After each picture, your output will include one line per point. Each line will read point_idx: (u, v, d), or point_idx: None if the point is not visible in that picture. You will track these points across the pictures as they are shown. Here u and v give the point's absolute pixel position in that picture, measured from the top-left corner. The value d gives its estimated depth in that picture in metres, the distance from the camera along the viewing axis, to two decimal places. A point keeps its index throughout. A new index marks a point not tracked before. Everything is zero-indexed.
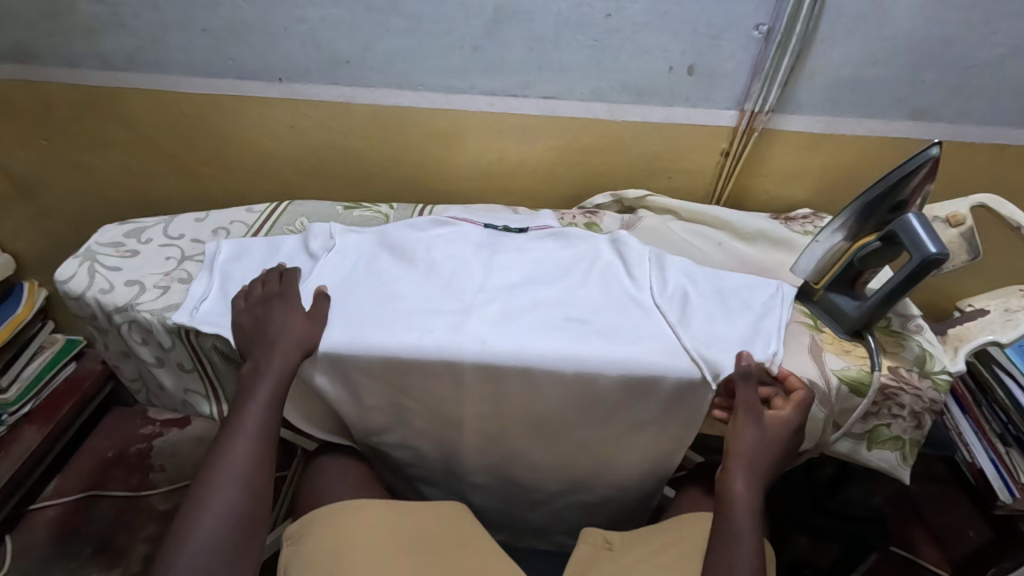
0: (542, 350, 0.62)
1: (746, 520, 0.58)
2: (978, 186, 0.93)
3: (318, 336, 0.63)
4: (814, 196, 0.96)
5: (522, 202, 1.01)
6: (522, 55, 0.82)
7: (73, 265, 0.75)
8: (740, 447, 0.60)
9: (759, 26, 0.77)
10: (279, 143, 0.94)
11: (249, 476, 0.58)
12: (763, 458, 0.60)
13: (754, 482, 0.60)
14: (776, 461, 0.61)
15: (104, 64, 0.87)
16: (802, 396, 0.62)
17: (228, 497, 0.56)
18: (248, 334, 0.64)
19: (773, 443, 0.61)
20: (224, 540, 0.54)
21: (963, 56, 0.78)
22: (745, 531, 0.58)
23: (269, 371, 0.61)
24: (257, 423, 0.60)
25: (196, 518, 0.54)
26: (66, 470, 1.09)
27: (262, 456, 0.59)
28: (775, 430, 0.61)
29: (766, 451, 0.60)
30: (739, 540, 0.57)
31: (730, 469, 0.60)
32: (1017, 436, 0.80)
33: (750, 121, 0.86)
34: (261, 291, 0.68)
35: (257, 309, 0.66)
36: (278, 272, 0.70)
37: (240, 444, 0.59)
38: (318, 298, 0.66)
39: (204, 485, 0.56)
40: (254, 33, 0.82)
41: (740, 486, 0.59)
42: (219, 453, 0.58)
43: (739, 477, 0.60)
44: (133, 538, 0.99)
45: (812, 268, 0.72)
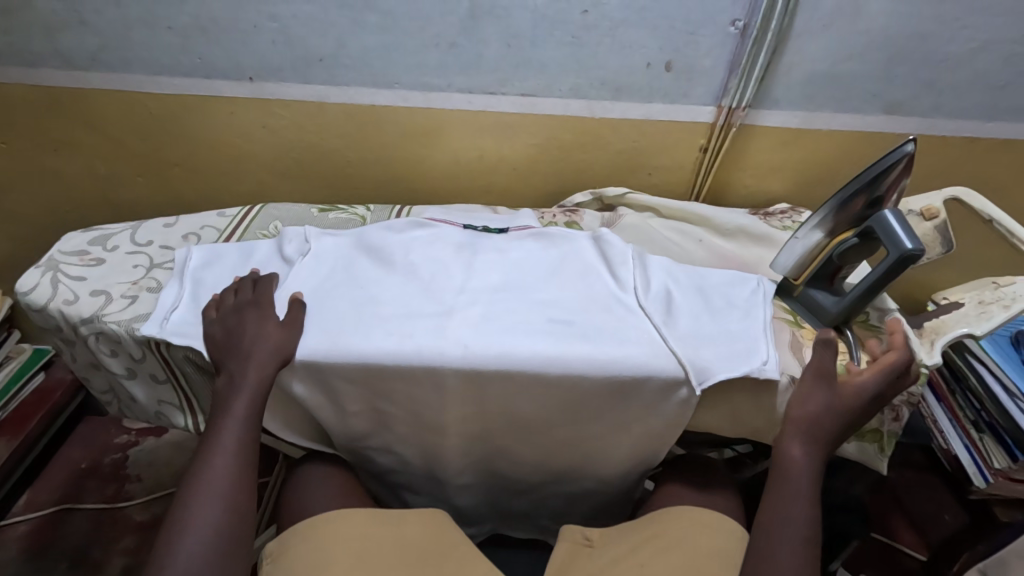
0: (525, 353, 0.61)
1: (800, 484, 0.59)
2: (952, 179, 0.94)
3: (294, 344, 0.61)
4: (792, 191, 0.97)
5: (501, 200, 0.99)
6: (499, 52, 0.81)
7: (35, 276, 0.72)
8: (803, 412, 0.61)
9: (736, 22, 0.76)
10: (251, 144, 0.92)
11: (230, 490, 0.56)
12: (825, 424, 0.61)
13: (817, 451, 0.61)
14: (842, 430, 0.61)
15: (65, 63, 0.84)
16: (890, 359, 0.62)
17: (209, 515, 0.54)
18: (221, 345, 0.62)
19: (844, 410, 0.61)
20: (205, 558, 0.52)
21: (933, 51, 0.79)
22: (798, 492, 0.59)
23: (245, 382, 0.60)
24: (235, 437, 0.58)
25: (178, 537, 0.53)
26: (37, 483, 1.04)
27: (244, 469, 0.58)
28: (850, 396, 0.61)
29: (831, 419, 0.61)
30: (788, 502, 0.59)
31: (787, 435, 0.61)
32: (990, 423, 0.81)
33: (727, 117, 0.86)
34: (233, 300, 0.66)
35: (231, 318, 0.64)
36: (251, 280, 0.68)
37: (218, 458, 0.57)
38: (293, 304, 0.64)
39: (184, 504, 0.55)
40: (221, 31, 0.79)
41: (797, 451, 0.61)
42: (198, 471, 0.57)
43: (798, 442, 0.61)
44: (110, 550, 0.96)
45: (792, 264, 0.72)
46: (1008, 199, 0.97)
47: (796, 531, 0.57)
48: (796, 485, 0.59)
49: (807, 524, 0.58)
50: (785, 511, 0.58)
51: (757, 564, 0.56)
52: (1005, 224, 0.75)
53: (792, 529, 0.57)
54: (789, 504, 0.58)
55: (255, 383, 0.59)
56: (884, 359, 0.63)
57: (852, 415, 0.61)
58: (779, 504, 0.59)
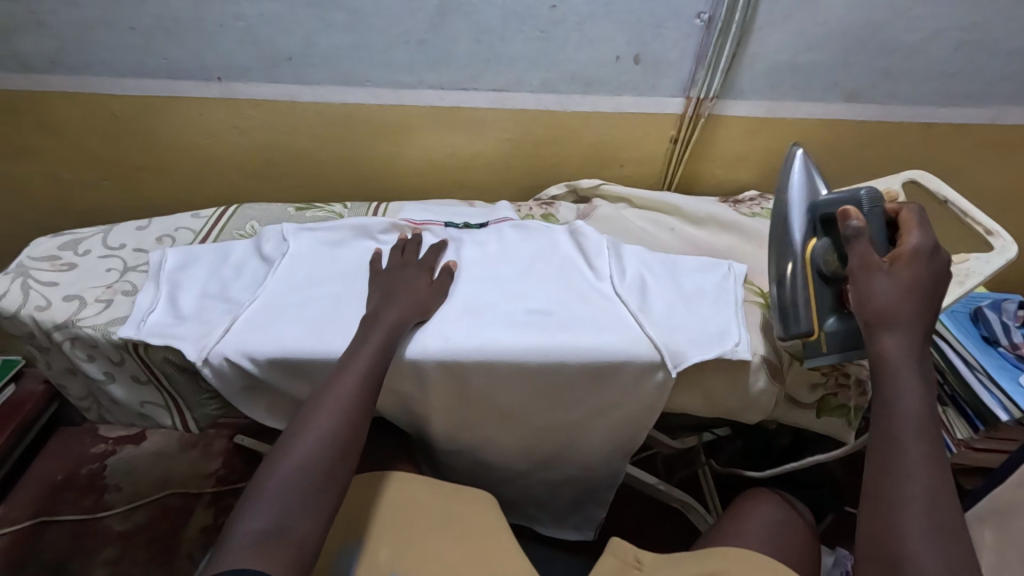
0: (505, 343, 0.62)
1: (908, 370, 0.51)
2: (910, 164, 0.98)
3: (434, 305, 0.65)
4: (760, 179, 1.00)
5: (477, 195, 1.01)
6: (469, 48, 0.81)
7: (4, 282, 0.71)
8: (878, 300, 0.54)
9: (701, 15, 0.78)
10: (222, 145, 0.91)
11: (337, 431, 0.54)
12: (907, 304, 0.53)
13: (913, 336, 0.53)
14: (923, 307, 0.54)
15: (25, 67, 0.82)
16: (910, 213, 0.58)
17: (309, 444, 0.53)
18: (377, 300, 0.64)
19: (913, 285, 0.54)
20: (290, 492, 0.50)
21: (884, 40, 0.82)
22: (907, 378, 0.51)
23: (383, 322, 0.61)
24: (353, 378, 0.57)
25: (272, 464, 0.51)
26: (12, 497, 0.99)
27: (356, 411, 0.56)
28: (910, 262, 0.55)
29: (906, 296, 0.54)
30: (900, 401, 0.51)
31: (875, 328, 0.54)
32: (953, 396, 0.84)
33: (696, 108, 0.88)
34: (399, 258, 0.70)
35: (392, 273, 0.68)
36: (417, 242, 0.73)
37: (331, 399, 0.55)
38: (444, 273, 0.68)
39: (290, 432, 0.54)
40: (186, 30, 0.78)
41: (893, 338, 0.53)
42: (311, 404, 0.56)
43: (895, 332, 0.53)
44: (90, 562, 0.91)
45: (799, 316, 0.61)
46: (962, 181, 1.01)
47: (922, 430, 0.49)
48: (901, 372, 0.51)
49: (927, 420, 0.50)
50: (898, 411, 0.50)
51: (878, 456, 0.50)
52: (957, 203, 0.80)
53: (913, 426, 0.49)
54: (902, 401, 0.50)
55: (389, 327, 0.60)
56: (908, 221, 0.58)
57: (921, 282, 0.55)
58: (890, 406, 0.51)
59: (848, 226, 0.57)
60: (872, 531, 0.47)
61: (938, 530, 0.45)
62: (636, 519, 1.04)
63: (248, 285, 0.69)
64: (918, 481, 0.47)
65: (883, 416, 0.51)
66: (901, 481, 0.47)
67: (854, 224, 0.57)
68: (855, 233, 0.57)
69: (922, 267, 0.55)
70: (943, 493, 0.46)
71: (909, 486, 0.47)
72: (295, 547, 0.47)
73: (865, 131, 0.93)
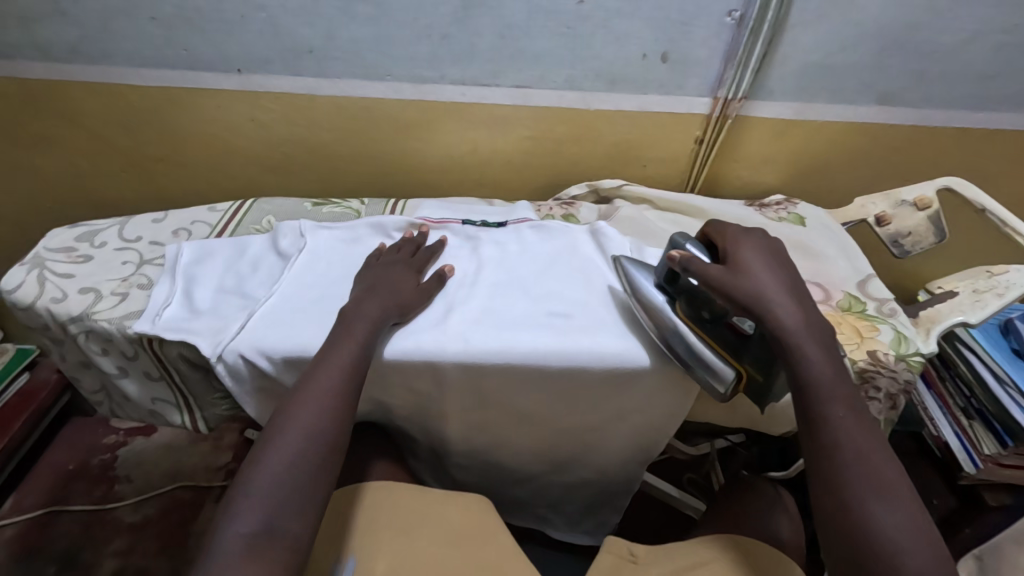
0: (525, 347, 0.60)
1: (809, 340, 0.55)
2: (942, 169, 0.95)
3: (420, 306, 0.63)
4: (784, 182, 0.97)
5: (495, 193, 0.99)
6: (493, 43, 0.80)
7: (20, 274, 0.70)
8: (750, 286, 0.57)
9: (732, 12, 0.76)
10: (240, 138, 0.90)
11: (321, 430, 0.52)
12: (772, 282, 0.58)
13: (796, 302, 0.57)
14: (784, 288, 0.58)
15: (45, 56, 0.81)
16: (714, 223, 0.64)
17: (292, 444, 0.51)
18: (363, 292, 0.62)
19: (765, 269, 0.59)
20: (280, 492, 0.48)
21: (923, 41, 0.79)
22: (810, 349, 0.55)
23: (367, 316, 0.59)
24: (334, 374, 0.55)
25: (258, 464, 0.49)
26: (24, 486, 0.99)
27: (341, 407, 0.54)
28: (744, 254, 0.59)
29: (767, 278, 0.58)
30: (812, 365, 0.54)
31: (762, 306, 0.56)
32: (979, 410, 0.81)
33: (723, 109, 0.86)
34: (393, 253, 0.69)
35: (378, 266, 0.66)
36: (415, 243, 0.71)
37: (315, 394, 0.54)
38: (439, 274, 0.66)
39: (273, 430, 0.52)
40: (207, 20, 0.77)
41: (786, 313, 0.56)
42: (290, 404, 0.53)
43: (777, 307, 0.56)
44: (101, 552, 0.90)
45: (722, 371, 0.58)
46: (995, 188, 0.98)
47: (841, 392, 0.54)
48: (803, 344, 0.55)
49: (838, 380, 0.54)
50: (813, 383, 0.54)
51: (814, 433, 0.53)
52: (998, 214, 0.77)
53: (826, 394, 0.54)
54: (813, 372, 0.54)
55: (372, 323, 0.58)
56: (716, 230, 0.63)
57: (767, 262, 0.60)
58: (808, 375, 0.54)
59: (681, 265, 0.59)
60: (828, 504, 0.51)
61: (885, 493, 0.49)
62: (645, 525, 1.01)
63: (264, 281, 0.68)
64: (851, 450, 0.51)
65: (801, 389, 0.54)
66: (836, 455, 0.52)
67: (680, 258, 0.59)
68: (692, 265, 0.58)
69: (760, 250, 0.60)
70: (878, 455, 0.51)
71: (845, 455, 0.51)
72: (287, 550, 0.47)
73: (896, 136, 0.91)
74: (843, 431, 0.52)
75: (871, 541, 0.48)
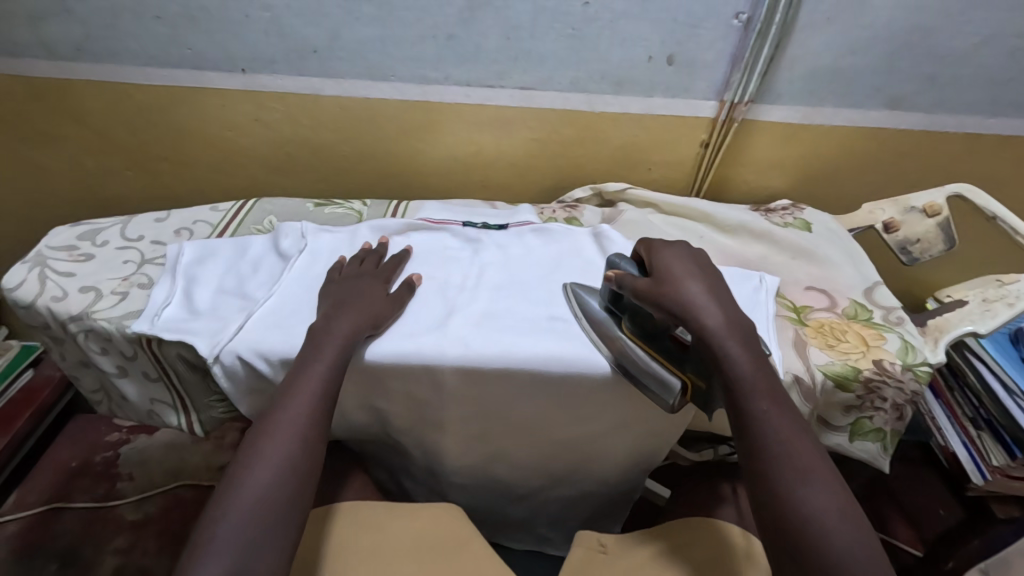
0: (526, 352, 0.59)
1: (732, 337, 0.54)
2: (953, 175, 0.93)
3: (388, 318, 0.62)
4: (791, 187, 0.96)
5: (499, 195, 0.98)
6: (498, 44, 0.79)
7: (22, 272, 0.70)
8: (675, 290, 0.57)
9: (740, 15, 0.75)
10: (244, 138, 0.90)
11: (294, 463, 0.51)
12: (693, 285, 0.57)
13: (719, 302, 0.57)
14: (708, 292, 0.58)
15: (51, 55, 0.81)
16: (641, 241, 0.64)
17: (262, 477, 0.50)
18: (330, 307, 0.61)
19: (689, 275, 0.59)
20: (252, 527, 0.47)
21: (935, 45, 0.78)
22: (733, 347, 0.54)
23: (336, 334, 0.58)
24: (303, 402, 0.54)
25: (230, 499, 0.48)
26: (26, 484, 0.99)
27: (311, 437, 0.53)
28: (665, 262, 0.60)
29: (692, 282, 0.58)
30: (734, 360, 0.53)
31: (686, 309, 0.56)
32: (988, 420, 0.79)
33: (730, 112, 0.85)
34: (357, 267, 0.67)
35: (343, 283, 0.65)
36: (377, 254, 0.69)
37: (286, 425, 0.53)
38: (404, 287, 0.65)
39: (241, 464, 0.51)
40: (212, 20, 0.77)
41: (709, 314, 0.55)
42: (258, 433, 0.53)
43: (702, 310, 0.56)
44: (102, 550, 0.90)
45: (669, 383, 0.57)
46: (1008, 194, 0.96)
47: (764, 384, 0.53)
48: (726, 342, 0.54)
49: (761, 374, 0.53)
50: (739, 379, 0.53)
51: (742, 428, 0.52)
52: (1010, 220, 0.75)
53: (751, 388, 0.52)
54: (737, 368, 0.53)
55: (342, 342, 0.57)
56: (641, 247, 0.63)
57: (693, 267, 0.60)
58: (731, 370, 0.53)
59: (616, 283, 0.60)
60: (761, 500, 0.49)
61: (813, 482, 0.48)
62: None
63: (264, 282, 0.68)
64: (779, 442, 0.50)
65: (728, 387, 0.53)
66: (765, 448, 0.50)
67: (616, 277, 0.60)
68: (624, 281, 0.59)
69: (687, 257, 0.61)
70: (805, 444, 0.50)
71: (772, 447, 0.50)
72: None
73: (906, 141, 0.89)
74: (769, 422, 0.51)
75: (802, 530, 0.46)
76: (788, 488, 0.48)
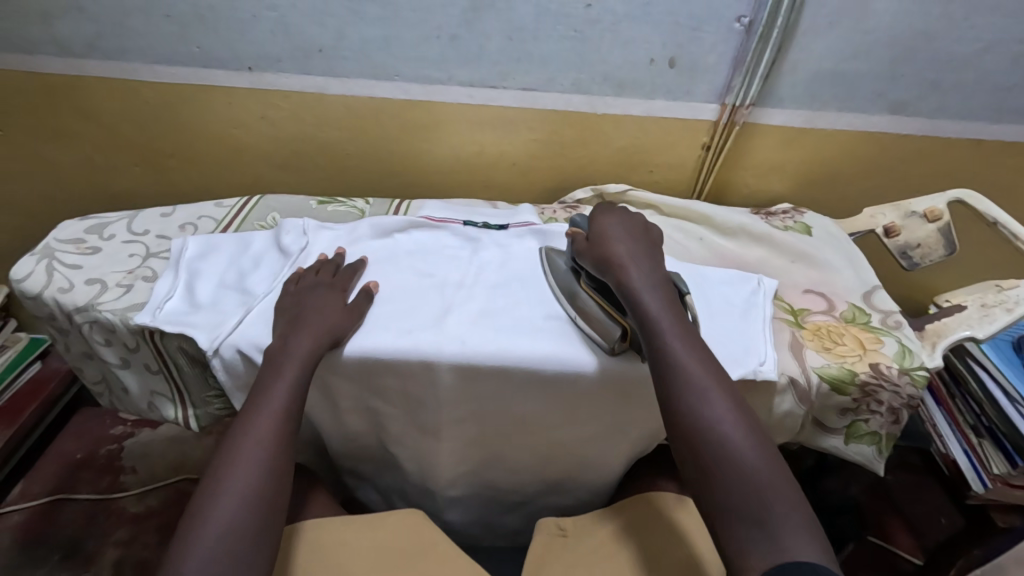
0: (521, 351, 0.60)
1: (648, 286, 0.59)
2: (956, 181, 0.93)
3: (348, 329, 0.61)
4: (792, 191, 0.96)
5: (501, 196, 0.99)
6: (501, 45, 0.80)
7: (30, 264, 0.71)
8: (606, 249, 0.62)
9: (741, 18, 0.75)
10: (250, 135, 0.91)
11: (259, 494, 0.52)
12: (621, 245, 0.63)
13: (638, 258, 0.62)
14: (635, 250, 0.63)
15: (64, 52, 0.83)
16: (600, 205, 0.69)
17: (225, 512, 0.50)
18: (284, 322, 0.61)
19: (622, 238, 0.64)
20: (217, 562, 0.47)
21: (937, 51, 0.78)
22: (648, 293, 0.58)
23: (295, 351, 0.58)
24: (263, 432, 0.55)
25: (193, 537, 0.48)
26: (30, 475, 1.01)
27: (275, 468, 0.54)
28: (602, 227, 0.65)
29: (622, 242, 0.63)
30: (648, 304, 0.58)
31: (610, 264, 0.61)
32: (989, 428, 0.79)
33: (731, 115, 0.85)
34: (313, 277, 0.66)
35: (297, 296, 0.63)
36: (334, 264, 0.68)
37: (248, 456, 0.53)
38: (360, 296, 0.64)
39: (204, 500, 0.51)
40: (221, 19, 0.78)
41: (630, 267, 0.60)
42: (219, 465, 0.53)
43: (625, 264, 0.61)
44: (103, 542, 0.91)
45: (610, 328, 0.61)
46: (1012, 200, 0.96)
47: (676, 325, 0.56)
48: (643, 289, 0.59)
49: (674, 316, 0.57)
50: (652, 318, 0.57)
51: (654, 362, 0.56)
52: (1010, 226, 0.75)
53: (664, 325, 0.56)
54: (650, 310, 0.57)
55: (301, 365, 0.57)
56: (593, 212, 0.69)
57: (627, 232, 0.65)
58: (648, 316, 0.57)
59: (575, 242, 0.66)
60: (675, 425, 0.53)
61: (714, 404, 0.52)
62: None
63: (265, 277, 0.69)
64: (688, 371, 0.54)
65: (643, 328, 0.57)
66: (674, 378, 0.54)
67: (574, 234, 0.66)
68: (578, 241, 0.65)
69: (622, 222, 0.66)
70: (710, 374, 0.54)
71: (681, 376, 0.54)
72: None
73: (909, 146, 0.89)
74: (680, 355, 0.54)
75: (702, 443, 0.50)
76: (701, 409, 0.52)
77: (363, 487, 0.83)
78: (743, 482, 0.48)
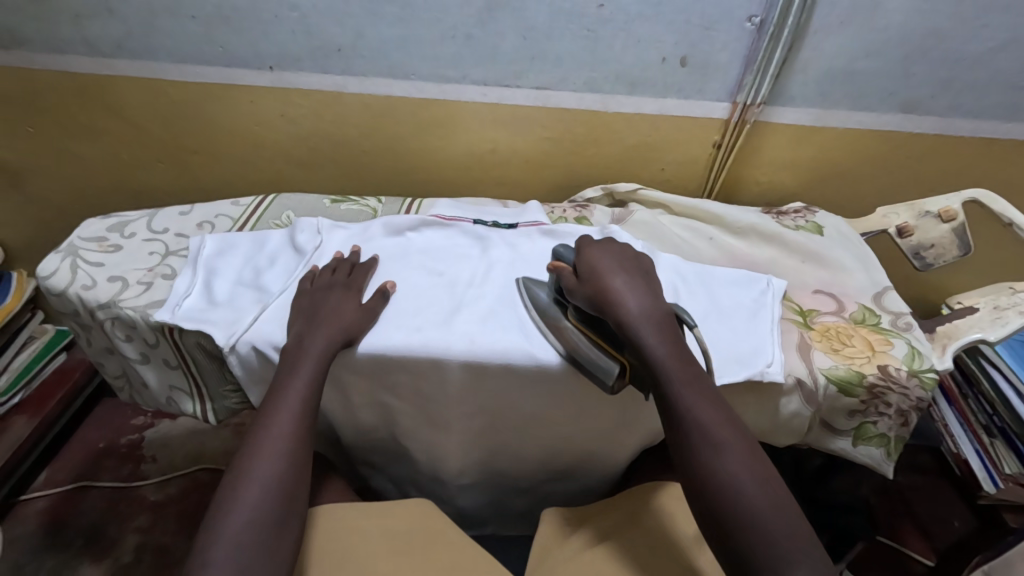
0: (529, 351, 0.61)
1: (649, 325, 0.56)
2: (971, 180, 0.92)
3: (363, 330, 0.62)
4: (804, 188, 0.96)
5: (512, 193, 1.00)
6: (515, 44, 0.80)
7: (55, 261, 0.73)
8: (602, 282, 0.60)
9: (753, 17, 0.75)
10: (268, 132, 0.93)
11: (282, 482, 0.53)
12: (617, 277, 0.60)
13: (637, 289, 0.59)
14: (631, 279, 0.60)
15: (93, 51, 0.85)
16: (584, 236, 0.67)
17: (250, 500, 0.51)
18: (301, 318, 0.63)
19: (617, 267, 0.61)
20: (244, 545, 0.49)
21: (958, 48, 0.77)
22: (652, 335, 0.56)
23: (310, 354, 0.59)
24: (284, 425, 0.56)
25: (219, 524, 0.50)
26: (56, 462, 1.04)
27: (296, 458, 0.55)
28: (594, 257, 0.62)
29: (617, 272, 0.61)
30: (652, 347, 0.55)
31: (607, 300, 0.58)
32: (1001, 428, 0.78)
33: (742, 114, 0.85)
34: (330, 276, 0.67)
35: (315, 294, 0.65)
36: (350, 261, 0.69)
37: (271, 447, 0.55)
38: (376, 296, 0.65)
39: (227, 491, 0.52)
40: (243, 19, 0.80)
41: (629, 302, 0.58)
42: (244, 455, 0.54)
43: (623, 299, 0.58)
44: (124, 528, 0.94)
45: (606, 367, 0.58)
46: None
47: (683, 367, 0.54)
48: (646, 330, 0.56)
49: (681, 359, 0.55)
50: (660, 364, 0.54)
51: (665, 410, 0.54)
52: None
53: (672, 371, 0.54)
54: (657, 354, 0.55)
55: (318, 362, 0.58)
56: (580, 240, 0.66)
57: (622, 262, 0.62)
58: (650, 355, 0.55)
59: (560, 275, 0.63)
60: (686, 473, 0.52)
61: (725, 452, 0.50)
62: None
63: (281, 276, 0.70)
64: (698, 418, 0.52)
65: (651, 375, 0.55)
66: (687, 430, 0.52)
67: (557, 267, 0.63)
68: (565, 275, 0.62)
69: (614, 252, 0.64)
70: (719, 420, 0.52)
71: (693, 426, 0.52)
72: None
73: (924, 145, 0.88)
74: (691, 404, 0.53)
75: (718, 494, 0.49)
76: (715, 460, 0.50)
77: (375, 479, 0.85)
78: (758, 535, 0.47)
